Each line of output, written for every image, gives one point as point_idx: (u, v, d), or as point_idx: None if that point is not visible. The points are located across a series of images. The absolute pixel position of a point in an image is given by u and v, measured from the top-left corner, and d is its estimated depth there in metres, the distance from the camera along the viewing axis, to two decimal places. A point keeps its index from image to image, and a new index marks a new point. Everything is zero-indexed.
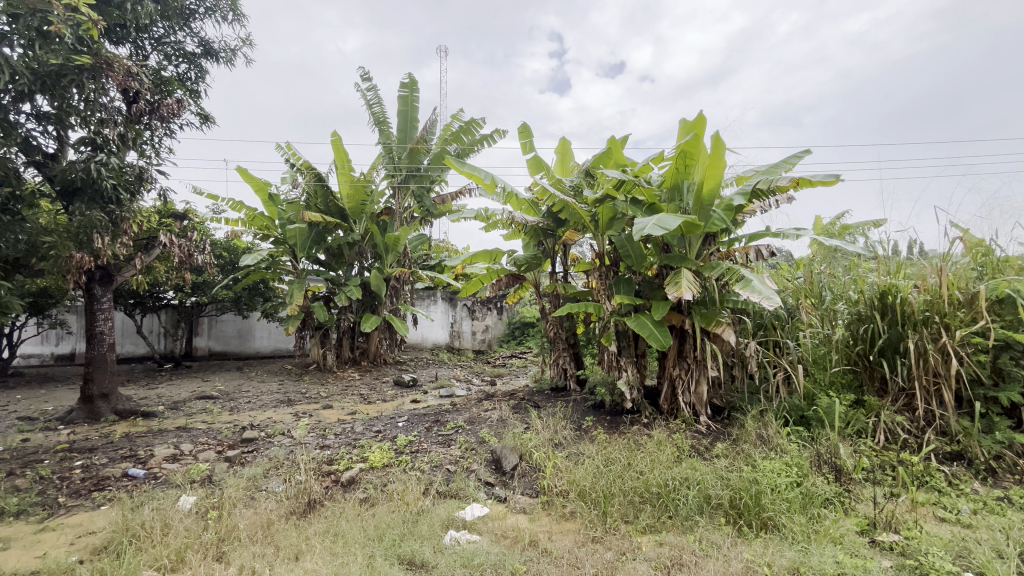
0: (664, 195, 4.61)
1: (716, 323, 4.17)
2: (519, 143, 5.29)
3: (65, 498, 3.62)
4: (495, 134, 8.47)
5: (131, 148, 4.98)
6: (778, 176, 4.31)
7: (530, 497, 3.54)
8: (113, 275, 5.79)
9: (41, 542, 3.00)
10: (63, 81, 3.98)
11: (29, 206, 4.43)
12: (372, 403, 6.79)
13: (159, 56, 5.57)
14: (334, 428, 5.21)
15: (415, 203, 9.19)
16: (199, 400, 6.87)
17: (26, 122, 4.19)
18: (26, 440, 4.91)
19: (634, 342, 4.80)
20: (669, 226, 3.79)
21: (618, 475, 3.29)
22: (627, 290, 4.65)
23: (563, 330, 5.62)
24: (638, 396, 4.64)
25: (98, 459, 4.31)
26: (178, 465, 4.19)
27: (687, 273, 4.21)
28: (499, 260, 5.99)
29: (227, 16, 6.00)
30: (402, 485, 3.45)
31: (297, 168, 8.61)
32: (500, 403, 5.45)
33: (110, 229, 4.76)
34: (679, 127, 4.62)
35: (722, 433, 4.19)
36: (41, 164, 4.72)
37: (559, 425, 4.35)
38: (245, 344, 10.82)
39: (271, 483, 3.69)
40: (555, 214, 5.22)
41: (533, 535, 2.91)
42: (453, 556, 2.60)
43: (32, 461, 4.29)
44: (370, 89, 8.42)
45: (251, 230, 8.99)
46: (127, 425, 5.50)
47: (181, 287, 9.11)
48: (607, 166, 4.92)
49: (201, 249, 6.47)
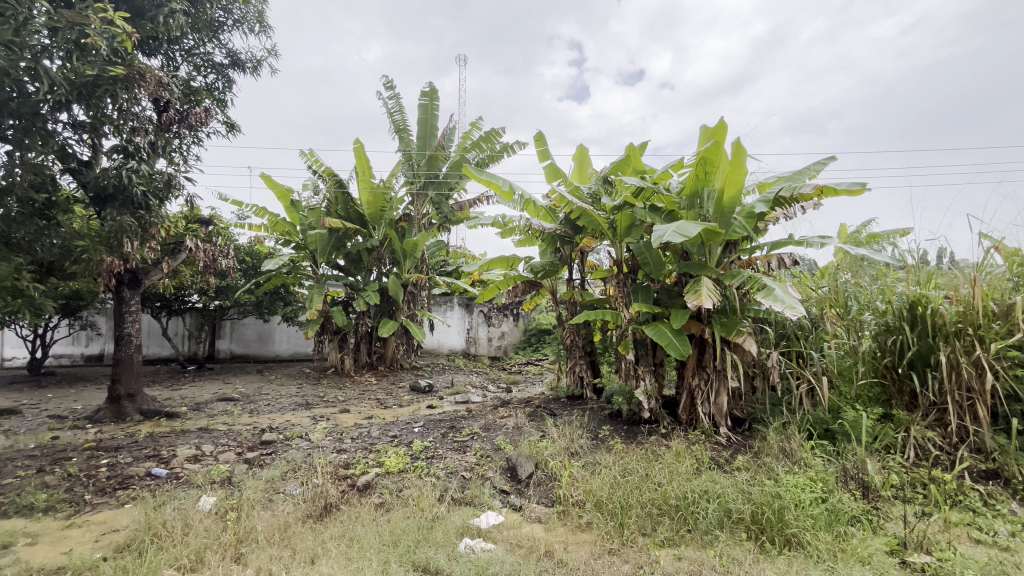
0: (683, 203, 4.58)
1: (737, 332, 4.12)
2: (536, 150, 5.30)
3: (91, 495, 3.72)
4: (514, 142, 8.55)
5: (161, 155, 5.18)
6: (802, 183, 4.23)
7: (546, 506, 3.49)
8: (141, 278, 5.94)
9: (68, 538, 3.08)
10: (99, 91, 4.12)
11: (64, 212, 4.65)
12: (389, 408, 6.84)
13: (189, 67, 5.76)
14: (350, 432, 5.26)
15: (434, 210, 9.25)
16: (221, 402, 7.01)
17: (64, 130, 4.35)
18: (56, 438, 5.07)
19: (653, 351, 4.75)
20: (689, 233, 3.73)
21: (635, 486, 3.25)
22: (645, 298, 4.63)
23: (579, 338, 5.60)
24: (656, 406, 4.57)
25: (123, 458, 4.42)
26: (200, 465, 4.27)
27: (708, 280, 4.15)
28: (516, 267, 6.01)
29: (254, 28, 6.17)
30: (418, 490, 3.47)
31: (319, 175, 8.82)
32: (516, 411, 5.41)
33: (140, 234, 4.94)
34: (700, 134, 4.59)
35: (743, 445, 4.10)
36: (76, 171, 4.92)
37: (576, 433, 4.30)
38: (265, 347, 11.03)
39: (289, 485, 3.73)
40: (572, 222, 5.26)
41: (549, 545, 2.87)
42: (468, 564, 2.58)
43: (61, 459, 4.42)
44: (392, 97, 8.54)
45: (273, 236, 9.17)
46: (151, 425, 5.64)
47: (206, 289, 9.34)
48: (625, 173, 4.91)
49: (226, 253, 6.61)
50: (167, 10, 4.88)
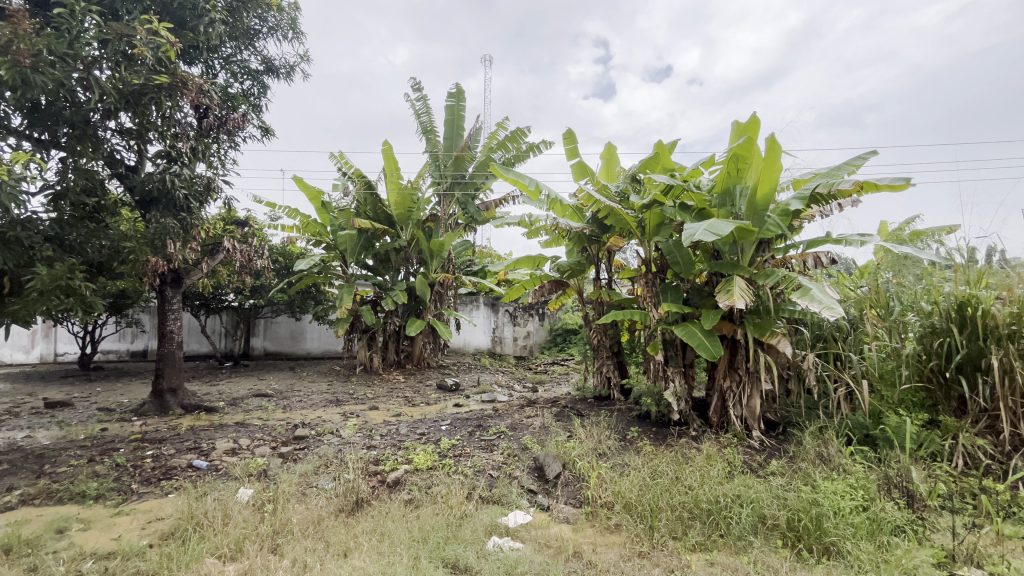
0: (715, 200, 4.49)
1: (770, 333, 4.01)
2: (564, 149, 5.27)
3: (138, 484, 3.90)
4: (540, 141, 8.54)
5: (201, 160, 5.39)
6: (840, 179, 4.07)
7: (574, 507, 3.47)
8: (183, 278, 6.20)
9: (117, 525, 3.24)
10: (144, 99, 4.31)
11: (113, 215, 4.91)
12: (416, 406, 6.93)
13: (227, 74, 5.97)
14: (380, 429, 5.36)
15: (460, 210, 9.33)
16: (255, 398, 7.24)
17: (113, 137, 4.57)
18: (105, 430, 5.35)
19: (682, 352, 4.67)
20: (721, 232, 3.65)
21: (665, 488, 3.20)
22: (675, 297, 4.55)
23: (606, 338, 5.54)
24: (686, 408, 4.49)
25: (166, 450, 4.62)
26: (237, 459, 4.43)
27: (740, 280, 4.05)
28: (542, 266, 6.00)
29: (288, 34, 6.35)
30: (446, 488, 3.51)
31: (349, 177, 9.01)
32: (542, 411, 5.40)
33: (182, 235, 5.18)
34: (732, 129, 4.49)
35: (777, 449, 3.99)
36: (123, 176, 5.17)
37: (603, 434, 4.26)
38: (297, 345, 11.33)
39: (322, 480, 3.82)
40: (599, 221, 5.22)
41: (577, 546, 2.85)
42: (497, 563, 2.60)
43: (109, 449, 4.65)
44: (420, 99, 8.65)
45: (305, 237, 9.42)
46: (192, 419, 5.88)
47: (242, 289, 9.67)
48: (654, 170, 4.84)
49: (261, 254, 6.83)
50: (207, 20, 5.08)
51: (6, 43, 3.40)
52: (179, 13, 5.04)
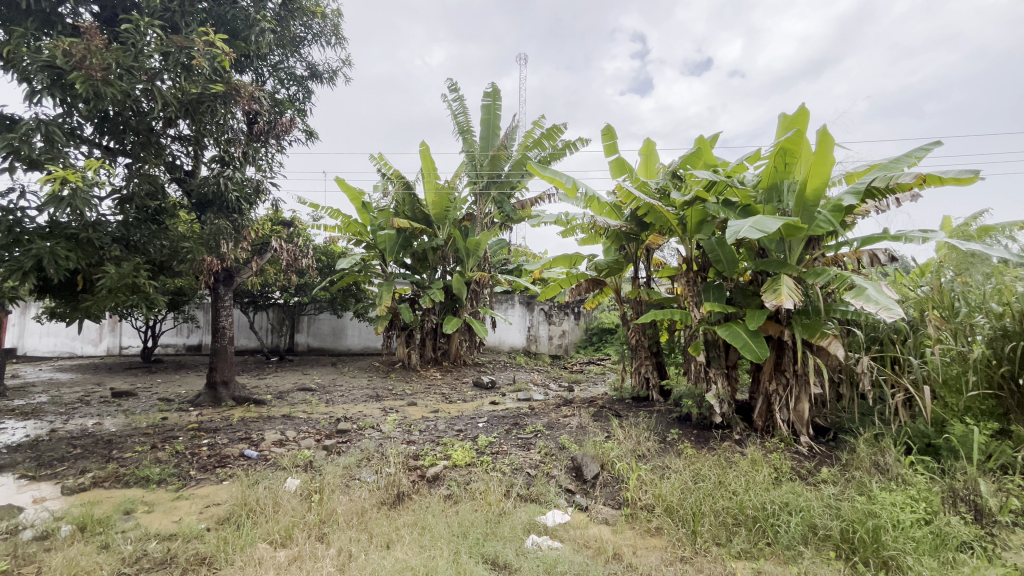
0: (760, 196, 4.33)
1: (821, 335, 3.83)
2: (601, 146, 5.21)
3: (195, 471, 4.14)
4: (576, 139, 8.47)
5: (251, 163, 5.64)
6: (900, 173, 3.84)
7: (613, 508, 3.43)
8: (234, 276, 6.52)
9: (178, 508, 3.45)
10: (202, 107, 4.55)
11: (172, 217, 5.21)
12: (453, 403, 7.03)
13: (275, 81, 6.22)
14: (419, 424, 5.47)
15: (496, 209, 9.40)
16: (300, 392, 7.53)
17: (173, 144, 4.85)
18: (165, 419, 5.70)
19: (725, 354, 4.52)
20: (767, 228, 3.52)
21: (708, 493, 3.12)
22: (717, 297, 4.42)
23: (645, 338, 5.44)
24: (729, 411, 4.35)
25: (220, 439, 4.88)
26: (285, 450, 4.62)
27: (788, 279, 3.89)
28: (579, 265, 5.95)
29: (331, 40, 6.56)
30: (485, 485, 3.54)
31: (388, 177, 9.22)
32: (579, 410, 5.36)
33: (234, 235, 5.44)
34: (778, 122, 4.31)
35: (828, 456, 3.82)
36: (181, 181, 5.47)
37: (642, 435, 4.19)
38: (338, 341, 11.71)
39: (364, 472, 3.94)
40: (638, 219, 5.12)
41: (617, 548, 2.82)
42: (536, 561, 2.60)
43: (169, 437, 4.95)
44: (456, 100, 8.75)
45: (346, 237, 9.70)
46: (243, 410, 6.18)
47: (287, 287, 10.07)
48: (696, 166, 4.71)
49: (306, 253, 7.09)
50: (259, 29, 5.30)
51: (81, 58, 3.70)
52: (233, 24, 5.30)
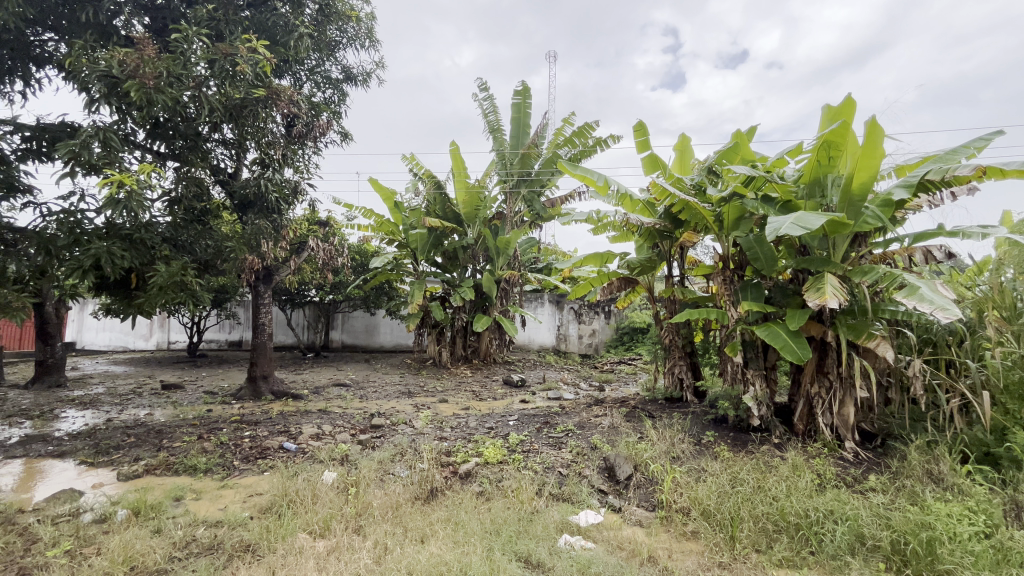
0: (801, 192, 4.17)
1: (868, 336, 3.65)
2: (633, 142, 5.12)
3: (239, 461, 4.31)
4: (608, 136, 8.36)
5: (290, 165, 5.80)
6: (957, 164, 3.61)
7: (646, 510, 3.37)
8: (273, 274, 6.75)
9: (223, 497, 3.60)
10: (245, 111, 4.70)
11: (216, 217, 5.42)
12: (484, 400, 7.07)
13: (311, 84, 6.39)
14: (450, 421, 5.52)
15: (526, 207, 9.40)
16: (335, 387, 7.74)
17: (218, 147, 5.03)
18: (210, 411, 5.96)
19: (764, 355, 4.37)
20: (811, 225, 3.37)
21: (746, 498, 3.04)
22: (756, 296, 4.29)
23: (679, 338, 5.31)
24: (767, 413, 4.21)
25: (261, 432, 5.06)
26: (322, 443, 4.75)
27: (832, 277, 3.73)
28: (610, 263, 5.87)
29: (365, 43, 6.69)
30: (517, 483, 3.55)
31: (419, 177, 9.35)
32: (611, 410, 5.29)
33: (274, 235, 5.64)
34: (822, 114, 4.13)
35: (875, 463, 3.64)
36: (224, 183, 5.68)
37: (677, 436, 4.10)
38: (371, 338, 11.95)
39: (398, 467, 4.01)
40: (672, 216, 5.00)
41: (652, 550, 2.77)
42: (569, 561, 2.59)
43: (214, 428, 5.17)
44: (487, 99, 8.78)
45: (379, 236, 9.89)
46: (281, 404, 6.39)
47: (323, 285, 10.35)
48: (733, 161, 4.57)
49: (340, 252, 7.26)
50: (297, 35, 5.44)
51: (135, 67, 3.91)
52: (273, 30, 5.47)
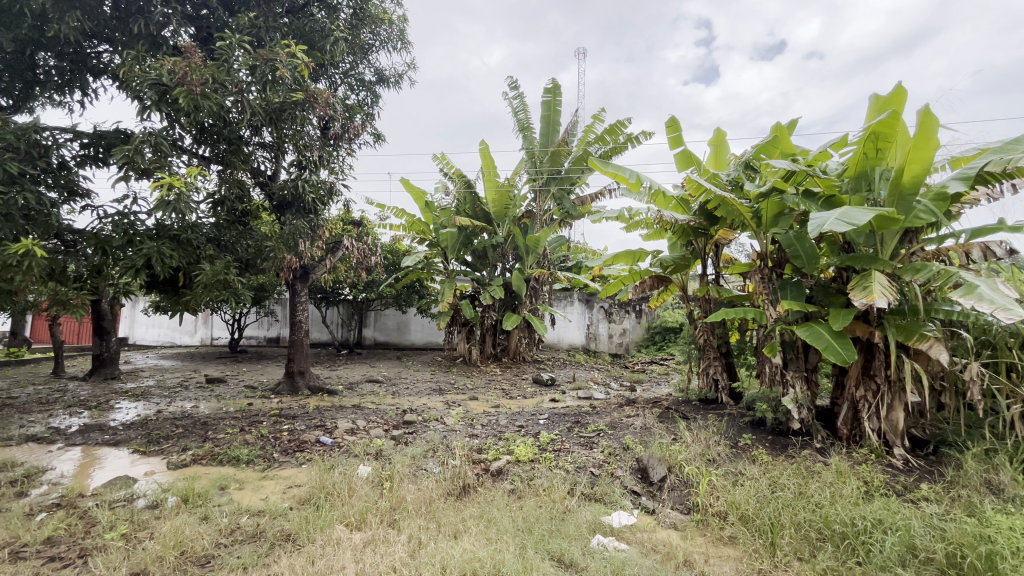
0: (846, 186, 3.99)
1: (920, 337, 3.46)
2: (666, 138, 5.01)
3: (278, 453, 4.46)
4: (639, 132, 8.23)
5: (325, 166, 5.96)
6: (1020, 154, 3.38)
7: (681, 513, 3.31)
8: (310, 273, 6.95)
9: (264, 487, 3.74)
10: (284, 114, 4.83)
11: (256, 218, 5.61)
12: (513, 399, 7.08)
13: (346, 87, 6.54)
14: (480, 419, 5.55)
15: (555, 205, 9.42)
16: (369, 383, 7.91)
17: (258, 151, 5.21)
18: (251, 404, 6.19)
19: (804, 356, 4.22)
20: (858, 221, 3.21)
21: (787, 504, 2.94)
22: (796, 295, 4.14)
23: (713, 338, 5.19)
24: (809, 417, 4.06)
25: (298, 426, 5.22)
26: (356, 438, 4.86)
27: (880, 275, 3.56)
28: (642, 261, 5.78)
29: (397, 45, 6.79)
30: (548, 481, 3.54)
31: (450, 177, 9.44)
32: (643, 411, 5.21)
33: (310, 234, 5.81)
34: (869, 104, 3.94)
35: (927, 471, 3.45)
36: (264, 185, 5.88)
37: (712, 439, 4.00)
38: (402, 336, 12.16)
39: (430, 463, 4.06)
40: (707, 212, 4.87)
41: (688, 554, 2.71)
42: (603, 561, 2.56)
43: (254, 421, 5.37)
44: (517, 97, 8.78)
45: (410, 235, 10.03)
46: (317, 399, 6.58)
47: (356, 284, 10.59)
48: (772, 155, 4.42)
49: (373, 251, 7.41)
50: (333, 39, 5.61)
51: (183, 75, 4.10)
52: (310, 35, 5.62)
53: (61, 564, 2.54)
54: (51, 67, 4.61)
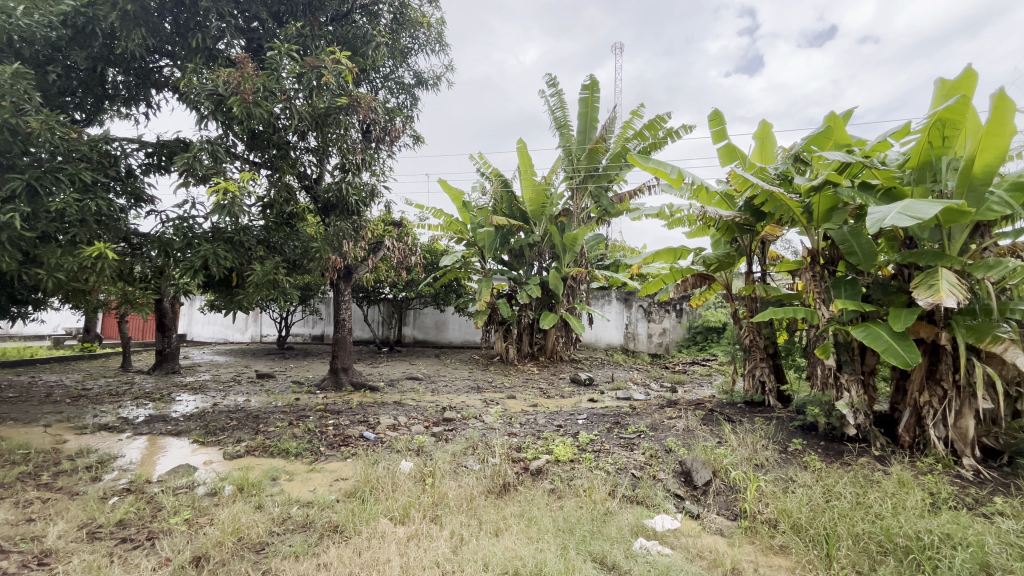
0: (908, 177, 3.74)
1: (993, 340, 3.20)
2: (710, 132, 4.85)
3: (324, 447, 4.62)
4: (680, 127, 8.01)
5: (367, 169, 6.12)
6: None
7: (728, 519, 3.20)
8: (353, 273, 7.17)
9: (312, 479, 3.88)
10: (329, 119, 5.00)
11: (303, 220, 5.83)
12: (551, 398, 7.05)
13: (386, 90, 6.68)
14: (519, 417, 5.56)
15: (593, 203, 9.32)
16: (409, 380, 8.08)
17: (305, 155, 5.40)
18: (298, 399, 6.44)
19: (861, 358, 4.00)
20: (923, 215, 3.00)
21: (844, 514, 2.79)
22: (852, 293, 3.93)
23: (760, 338, 5.00)
24: (866, 422, 3.84)
25: (343, 421, 5.39)
26: (398, 434, 4.98)
27: (947, 272, 3.32)
28: (684, 259, 5.63)
29: (435, 48, 6.88)
30: (589, 482, 3.51)
31: (487, 177, 9.50)
32: (686, 413, 5.07)
33: (354, 235, 5.98)
34: (934, 89, 3.68)
35: (1002, 483, 3.20)
36: (310, 188, 6.09)
37: (760, 443, 3.85)
38: (440, 334, 12.35)
39: (470, 460, 4.11)
40: (754, 208, 4.69)
41: (736, 561, 2.62)
42: (647, 565, 2.51)
43: (302, 416, 5.59)
44: (554, 95, 8.71)
45: (448, 235, 10.16)
46: (360, 395, 6.78)
47: (396, 283, 10.83)
48: (824, 147, 4.20)
49: (413, 251, 7.55)
50: (375, 44, 5.80)
51: (237, 84, 4.31)
52: (353, 41, 5.79)
53: (132, 545, 2.73)
54: (119, 83, 4.95)
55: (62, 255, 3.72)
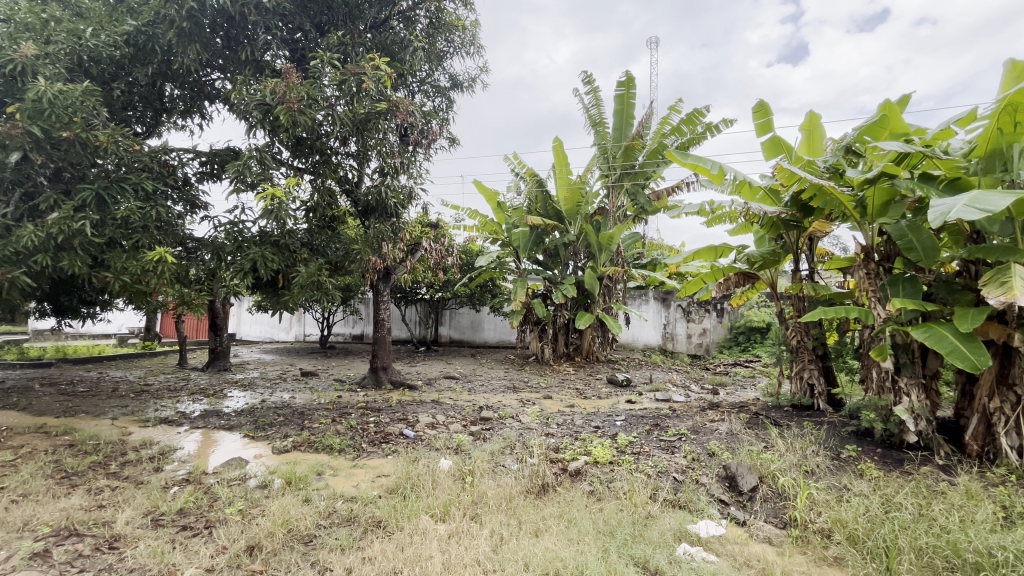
0: (974, 167, 3.49)
1: None
2: (754, 124, 4.66)
3: (366, 444, 4.74)
4: (720, 120, 7.77)
5: (405, 171, 6.25)
6: None
7: (776, 527, 3.07)
8: (391, 274, 7.33)
9: (356, 475, 4.00)
10: (369, 124, 5.13)
11: (344, 222, 6.00)
12: (588, 399, 6.98)
13: (422, 94, 6.80)
14: (556, 418, 5.54)
15: (629, 201, 9.16)
16: (446, 379, 8.19)
17: (346, 159, 5.57)
18: (341, 397, 6.64)
19: (921, 360, 3.77)
20: (995, 207, 2.77)
21: (905, 527, 2.63)
22: (912, 292, 3.71)
23: (808, 339, 4.78)
24: (927, 429, 3.61)
25: (383, 418, 5.53)
26: (436, 432, 5.06)
27: (1021, 269, 3.07)
28: (725, 258, 5.45)
29: (469, 50, 6.95)
30: (629, 485, 3.46)
31: (521, 177, 9.52)
32: (729, 416, 4.91)
33: (393, 237, 6.13)
34: (1003, 72, 3.42)
35: None
36: (350, 191, 6.27)
37: (810, 449, 3.68)
38: (476, 334, 12.46)
39: (507, 459, 4.12)
40: (801, 203, 4.48)
41: (786, 571, 2.52)
42: (691, 572, 2.45)
43: (344, 413, 5.76)
44: (589, 93, 8.63)
45: (483, 235, 10.24)
46: (399, 393, 6.93)
47: (433, 284, 11.00)
48: (878, 137, 3.96)
49: (449, 252, 7.65)
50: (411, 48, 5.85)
51: (283, 94, 4.48)
52: (391, 48, 5.92)
53: (192, 532, 2.89)
54: (176, 97, 5.25)
55: (126, 259, 3.99)
